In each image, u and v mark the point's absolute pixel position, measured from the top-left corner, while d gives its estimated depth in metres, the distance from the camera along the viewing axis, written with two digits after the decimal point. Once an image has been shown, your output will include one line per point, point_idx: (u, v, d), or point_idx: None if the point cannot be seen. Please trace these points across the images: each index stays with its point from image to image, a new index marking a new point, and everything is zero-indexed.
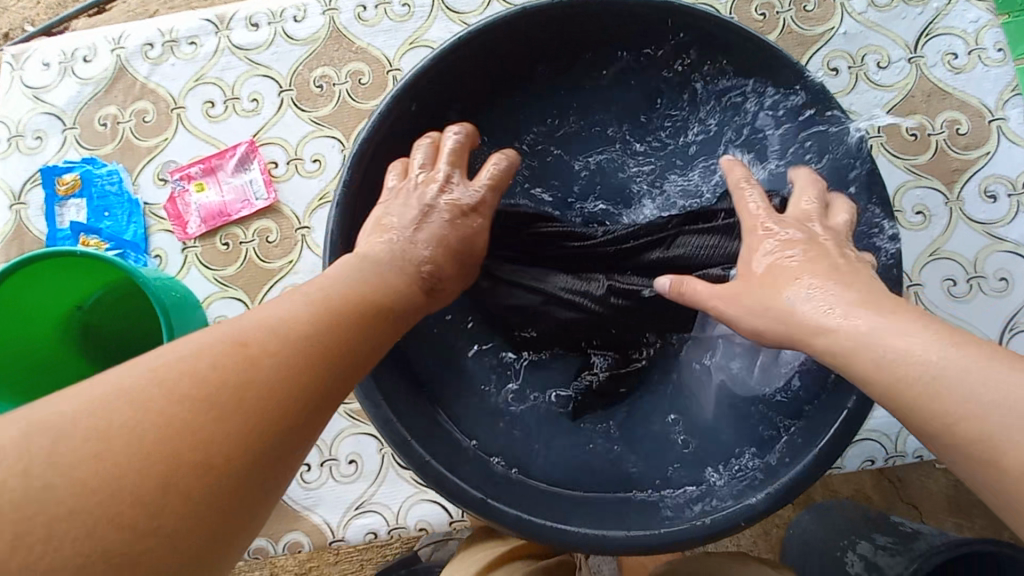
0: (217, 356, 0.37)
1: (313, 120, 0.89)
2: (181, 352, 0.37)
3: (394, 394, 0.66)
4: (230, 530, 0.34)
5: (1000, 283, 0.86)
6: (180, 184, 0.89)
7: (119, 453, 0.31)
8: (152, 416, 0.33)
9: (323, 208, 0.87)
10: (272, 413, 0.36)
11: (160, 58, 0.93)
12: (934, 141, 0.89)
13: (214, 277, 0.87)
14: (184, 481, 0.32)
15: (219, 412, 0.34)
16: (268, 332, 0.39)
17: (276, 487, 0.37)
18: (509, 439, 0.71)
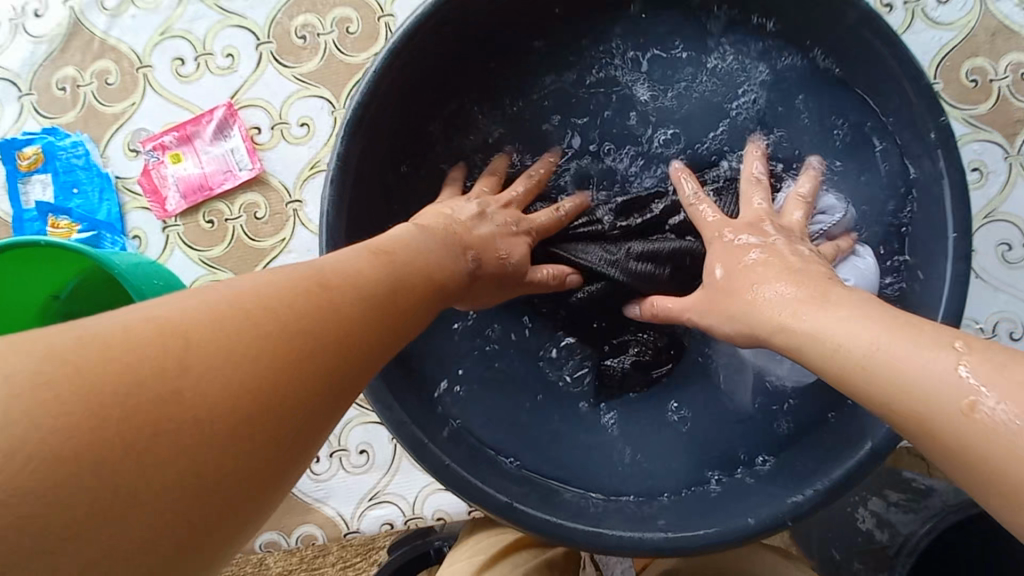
0: (228, 316, 0.30)
1: (298, 77, 0.79)
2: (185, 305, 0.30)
3: (405, 395, 0.60)
4: (233, 521, 0.28)
5: None
6: (154, 155, 0.80)
7: (101, 431, 0.25)
8: (147, 384, 0.27)
9: (315, 177, 0.79)
10: (294, 390, 0.31)
11: (119, 9, 0.82)
12: (996, 88, 0.79)
13: (201, 258, 0.80)
14: (177, 506, 0.26)
15: (233, 381, 0.29)
16: (295, 295, 0.34)
17: (289, 473, 0.31)
18: (530, 435, 0.67)
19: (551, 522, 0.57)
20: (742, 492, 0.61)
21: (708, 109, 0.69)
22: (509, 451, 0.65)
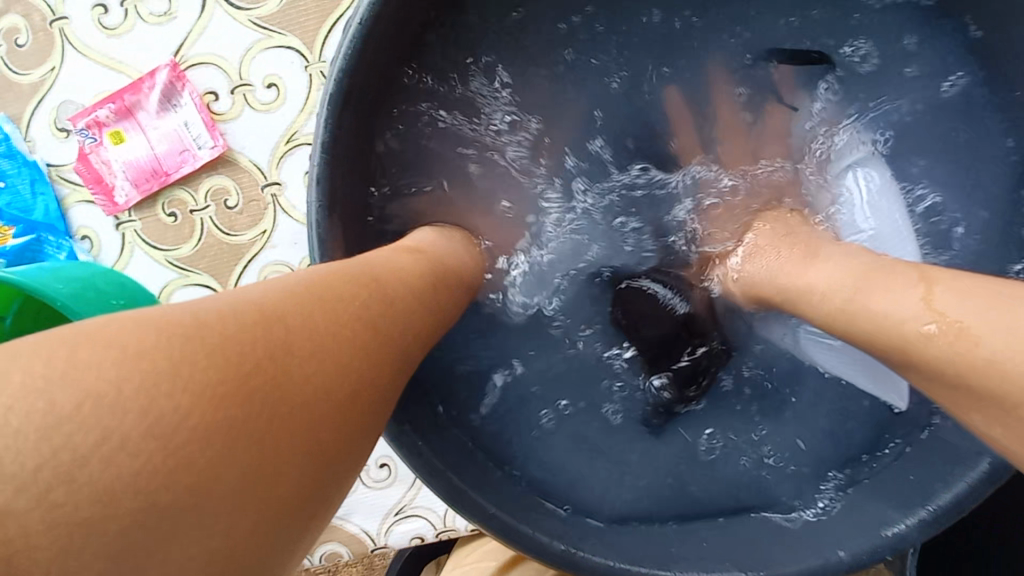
0: (298, 314, 0.31)
1: (256, 22, 0.62)
2: (246, 303, 0.30)
3: (432, 434, 0.49)
4: (299, 537, 0.28)
5: None
6: (89, 134, 0.64)
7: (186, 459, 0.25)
8: (216, 403, 0.26)
9: (293, 153, 0.64)
10: (354, 398, 0.31)
11: None
12: None
13: (168, 259, 0.66)
14: (250, 524, 0.26)
15: (304, 388, 0.29)
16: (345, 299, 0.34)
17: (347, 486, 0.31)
18: (579, 458, 0.55)
19: (619, 566, 0.46)
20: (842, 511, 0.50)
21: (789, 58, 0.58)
22: (556, 475, 0.54)
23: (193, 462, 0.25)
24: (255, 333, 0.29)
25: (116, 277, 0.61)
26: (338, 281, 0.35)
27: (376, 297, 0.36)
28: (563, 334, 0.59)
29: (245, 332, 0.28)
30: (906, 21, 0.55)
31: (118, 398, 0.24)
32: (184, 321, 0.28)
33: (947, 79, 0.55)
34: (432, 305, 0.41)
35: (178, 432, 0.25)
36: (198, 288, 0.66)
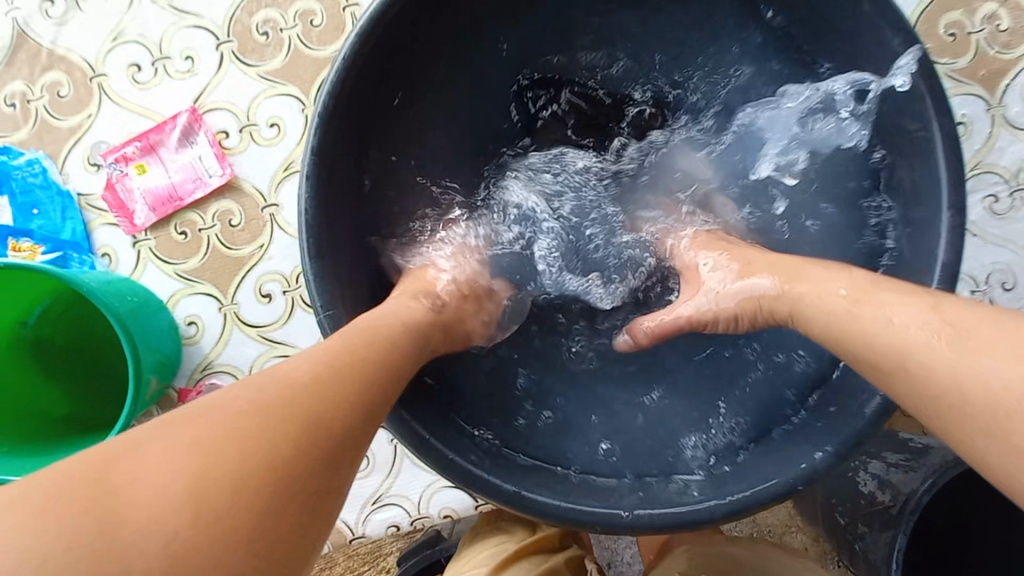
0: (312, 374, 0.39)
1: (263, 76, 0.76)
2: (307, 361, 0.40)
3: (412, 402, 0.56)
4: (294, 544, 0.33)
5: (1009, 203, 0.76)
6: (117, 167, 0.76)
7: (261, 451, 0.34)
8: (274, 419, 0.35)
9: (291, 179, 0.76)
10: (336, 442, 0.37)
11: (66, 17, 0.77)
12: (974, 41, 0.77)
13: (176, 272, 0.76)
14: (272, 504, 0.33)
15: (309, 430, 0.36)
16: (342, 362, 0.41)
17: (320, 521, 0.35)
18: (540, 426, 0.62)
19: (567, 506, 0.52)
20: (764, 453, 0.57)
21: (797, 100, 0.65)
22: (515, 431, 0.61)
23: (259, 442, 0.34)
24: (292, 382, 0.38)
25: (94, 274, 0.68)
26: (351, 352, 0.43)
27: (373, 368, 0.43)
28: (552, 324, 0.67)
29: (273, 376, 0.38)
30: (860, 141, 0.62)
31: (261, 380, 0.38)
32: (286, 372, 0.39)
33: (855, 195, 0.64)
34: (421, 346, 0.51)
35: (264, 428, 0.35)
36: (202, 295, 0.76)
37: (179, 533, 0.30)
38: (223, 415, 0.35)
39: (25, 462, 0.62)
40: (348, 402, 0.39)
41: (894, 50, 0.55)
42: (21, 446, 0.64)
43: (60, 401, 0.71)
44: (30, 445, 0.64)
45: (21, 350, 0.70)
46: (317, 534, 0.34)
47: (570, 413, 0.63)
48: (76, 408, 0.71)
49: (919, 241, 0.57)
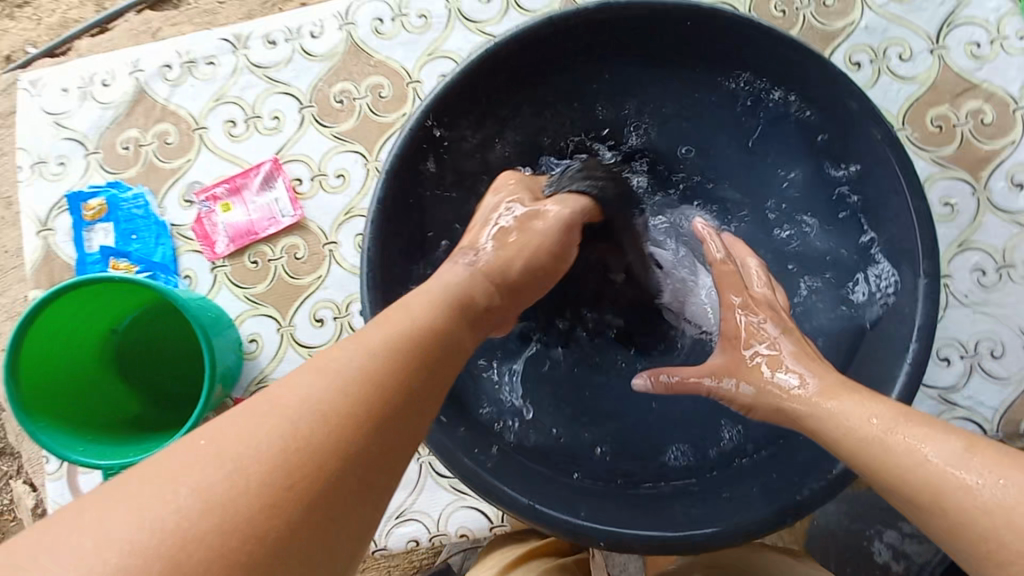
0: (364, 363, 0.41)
1: (336, 135, 0.90)
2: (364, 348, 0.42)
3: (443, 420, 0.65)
4: (324, 529, 0.34)
5: (995, 277, 0.83)
6: (206, 204, 0.90)
7: (303, 438, 0.36)
8: (318, 406, 0.37)
9: (350, 222, 0.88)
10: (374, 433, 0.39)
11: (180, 80, 0.92)
12: (960, 132, 0.86)
13: (245, 295, 0.88)
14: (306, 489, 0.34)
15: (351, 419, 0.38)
16: (393, 352, 0.43)
17: (353, 512, 0.36)
18: (553, 450, 0.72)
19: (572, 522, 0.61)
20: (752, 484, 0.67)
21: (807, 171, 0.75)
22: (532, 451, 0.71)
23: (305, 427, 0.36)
24: (346, 368, 0.40)
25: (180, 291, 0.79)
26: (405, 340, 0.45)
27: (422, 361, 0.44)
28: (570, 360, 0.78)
29: (332, 362, 0.40)
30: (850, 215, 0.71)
31: (320, 365, 0.40)
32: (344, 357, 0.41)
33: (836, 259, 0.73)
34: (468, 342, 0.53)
35: (312, 413, 0.37)
36: (264, 316, 0.87)
37: (222, 503, 0.33)
38: (264, 415, 0.37)
39: (106, 451, 0.72)
40: (392, 392, 0.41)
41: (875, 143, 0.65)
42: (102, 438, 0.74)
43: (133, 402, 0.81)
44: (109, 438, 0.75)
45: (108, 352, 0.81)
46: (350, 523, 0.36)
47: (579, 437, 0.74)
48: (146, 409, 0.82)
49: (897, 307, 0.65)
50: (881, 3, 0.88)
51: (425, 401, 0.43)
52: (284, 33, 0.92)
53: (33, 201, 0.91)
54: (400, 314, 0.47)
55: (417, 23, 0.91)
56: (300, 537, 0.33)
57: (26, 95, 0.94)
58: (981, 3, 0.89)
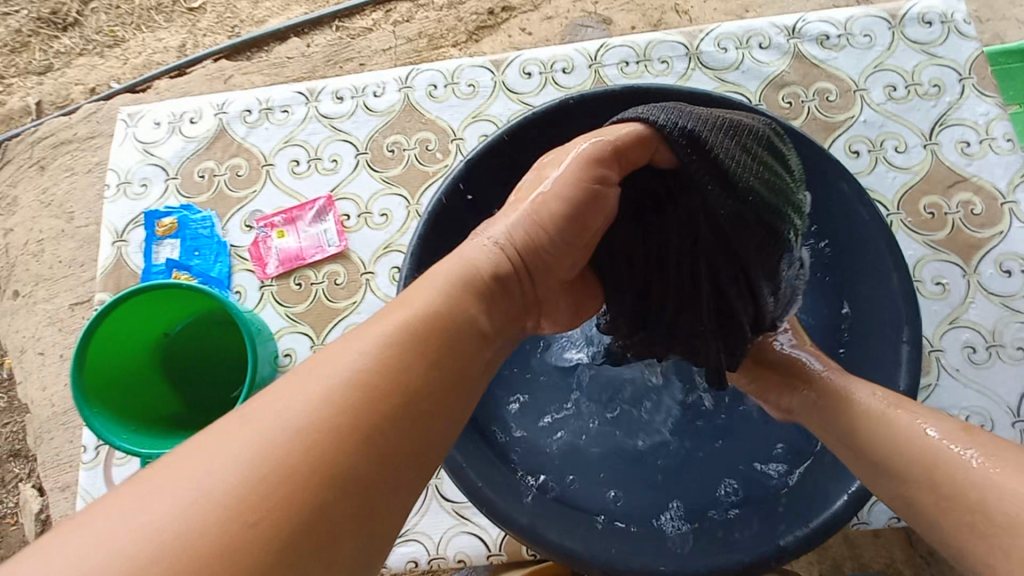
0: (379, 357, 0.48)
1: (384, 180, 1.01)
2: (377, 340, 0.49)
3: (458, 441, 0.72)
4: (352, 506, 0.41)
5: (986, 353, 0.89)
6: (263, 230, 1.01)
7: (333, 425, 0.43)
8: (342, 397, 0.44)
9: (388, 256, 0.98)
10: (395, 421, 0.45)
11: (256, 122, 1.06)
12: (950, 219, 0.94)
13: (286, 313, 0.97)
14: (337, 473, 0.41)
15: (368, 409, 0.44)
16: (403, 349, 0.49)
17: (379, 489, 0.43)
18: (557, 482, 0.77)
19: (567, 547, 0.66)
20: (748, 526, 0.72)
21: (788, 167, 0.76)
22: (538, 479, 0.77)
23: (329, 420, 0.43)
24: (366, 362, 0.47)
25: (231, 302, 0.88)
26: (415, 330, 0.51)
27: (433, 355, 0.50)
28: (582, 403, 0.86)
29: (353, 355, 0.47)
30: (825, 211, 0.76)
31: (342, 360, 0.47)
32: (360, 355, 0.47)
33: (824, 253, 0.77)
34: (485, 343, 0.56)
35: (335, 407, 0.44)
36: (300, 333, 0.95)
37: (270, 478, 0.39)
38: (297, 405, 0.43)
39: (147, 440, 0.79)
40: (404, 385, 0.47)
41: (863, 223, 0.73)
42: (143, 429, 0.81)
43: (173, 401, 0.88)
44: (149, 431, 0.81)
45: (159, 353, 0.89)
46: (370, 501, 0.42)
47: (581, 471, 0.80)
48: (185, 409, 0.88)
49: (885, 371, 0.71)
50: (879, 102, 0.99)
51: (439, 395, 0.49)
52: (350, 91, 1.06)
53: (113, 215, 1.03)
54: (407, 308, 0.53)
55: (466, 91, 1.04)
56: (331, 511, 0.40)
57: (123, 125, 1.08)
58: (971, 107, 0.99)
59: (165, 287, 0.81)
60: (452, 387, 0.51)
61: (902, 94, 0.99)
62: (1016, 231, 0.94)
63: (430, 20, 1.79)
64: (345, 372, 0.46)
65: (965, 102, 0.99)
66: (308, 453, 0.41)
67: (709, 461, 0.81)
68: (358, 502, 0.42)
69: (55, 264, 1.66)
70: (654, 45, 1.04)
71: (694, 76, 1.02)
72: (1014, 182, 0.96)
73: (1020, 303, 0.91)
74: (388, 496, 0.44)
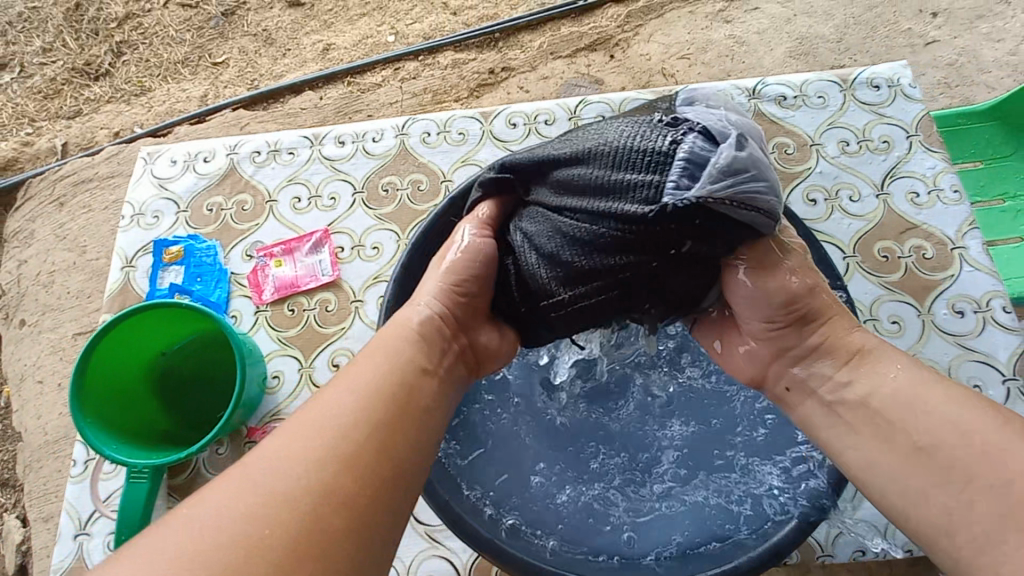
0: (347, 402, 0.62)
1: (378, 216, 1.10)
2: (346, 389, 0.64)
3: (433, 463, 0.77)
4: (332, 508, 0.54)
5: None
6: (262, 259, 1.08)
7: (315, 454, 0.57)
8: (321, 434, 0.59)
9: (377, 286, 1.05)
10: (363, 445, 0.59)
11: (264, 162, 1.16)
12: (904, 263, 1.01)
13: (278, 337, 1.02)
14: (321, 488, 0.55)
15: (338, 440, 0.58)
16: (367, 394, 0.64)
17: (354, 494, 0.56)
18: (530, 506, 0.81)
19: (530, 561, 0.71)
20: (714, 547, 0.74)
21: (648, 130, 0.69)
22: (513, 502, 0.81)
23: (309, 452, 0.57)
24: (339, 405, 0.62)
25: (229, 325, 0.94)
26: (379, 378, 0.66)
27: (390, 393, 0.65)
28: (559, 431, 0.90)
29: (329, 403, 0.62)
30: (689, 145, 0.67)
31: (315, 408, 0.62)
32: (331, 403, 0.62)
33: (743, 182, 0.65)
34: (431, 375, 0.70)
35: (314, 442, 0.58)
36: (290, 357, 1.01)
37: (268, 498, 0.53)
38: (285, 446, 0.58)
39: (134, 452, 0.82)
40: (366, 418, 0.61)
41: None
42: (132, 442, 0.85)
43: (163, 418, 0.92)
44: (136, 444, 0.85)
45: (154, 370, 0.94)
46: (349, 505, 0.55)
47: (555, 498, 0.83)
48: (173, 426, 0.92)
49: None
50: (834, 155, 1.08)
51: (400, 422, 0.63)
52: (351, 136, 1.16)
53: (125, 243, 1.11)
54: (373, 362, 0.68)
55: (457, 138, 1.14)
56: (318, 514, 0.53)
57: (142, 162, 1.18)
58: (919, 161, 1.07)
59: (169, 305, 0.87)
60: (407, 412, 0.64)
61: (854, 148, 1.09)
62: (966, 274, 1.00)
63: (434, 77, 1.94)
64: (321, 418, 0.60)
65: (913, 156, 1.08)
66: (299, 478, 0.55)
67: (680, 489, 0.84)
68: (338, 505, 0.54)
69: (64, 295, 1.74)
70: (628, 102, 1.15)
71: None
72: (962, 229, 1.03)
73: (974, 342, 0.96)
74: (363, 500, 0.56)
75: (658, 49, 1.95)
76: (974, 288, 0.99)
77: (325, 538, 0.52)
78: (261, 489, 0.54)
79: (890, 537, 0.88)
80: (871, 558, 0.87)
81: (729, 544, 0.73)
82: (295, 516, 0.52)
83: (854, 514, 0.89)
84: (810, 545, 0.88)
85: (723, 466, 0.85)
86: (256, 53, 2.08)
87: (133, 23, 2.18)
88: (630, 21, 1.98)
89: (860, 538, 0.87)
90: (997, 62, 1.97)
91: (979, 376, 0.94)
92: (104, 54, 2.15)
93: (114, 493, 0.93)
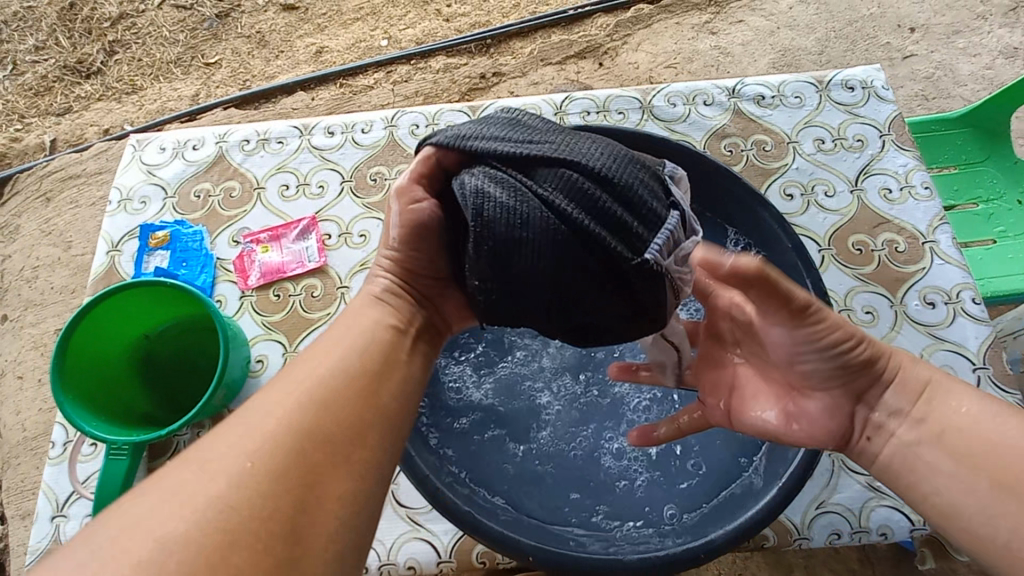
0: (359, 384, 0.61)
1: (365, 205, 1.11)
2: (352, 370, 0.62)
3: (415, 440, 0.78)
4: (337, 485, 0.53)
5: None
6: (249, 245, 1.09)
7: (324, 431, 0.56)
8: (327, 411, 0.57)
9: (362, 272, 1.06)
10: (372, 426, 0.59)
11: (253, 151, 1.17)
12: (877, 256, 1.04)
13: (263, 321, 1.03)
14: (330, 467, 0.54)
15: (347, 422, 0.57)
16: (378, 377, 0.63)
17: (360, 473, 0.55)
18: (512, 485, 0.82)
19: (507, 535, 0.71)
20: (692, 523, 0.76)
21: (648, 177, 0.69)
22: (497, 485, 0.81)
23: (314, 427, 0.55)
24: (348, 386, 0.60)
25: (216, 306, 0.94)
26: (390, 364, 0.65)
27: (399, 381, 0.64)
28: (540, 410, 0.89)
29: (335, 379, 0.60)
30: (665, 206, 0.68)
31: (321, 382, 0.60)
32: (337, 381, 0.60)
33: (684, 264, 0.69)
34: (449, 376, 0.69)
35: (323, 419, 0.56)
36: (274, 341, 1.01)
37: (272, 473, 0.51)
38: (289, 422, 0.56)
39: (111, 428, 0.82)
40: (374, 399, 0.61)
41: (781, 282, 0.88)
42: (112, 420, 0.84)
43: (144, 400, 0.92)
44: (115, 422, 0.84)
45: (138, 351, 0.94)
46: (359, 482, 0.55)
47: (539, 478, 0.83)
48: (151, 410, 0.91)
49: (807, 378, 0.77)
50: (810, 152, 1.12)
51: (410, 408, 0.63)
52: (341, 127, 1.18)
53: (111, 228, 1.11)
54: (375, 342, 0.67)
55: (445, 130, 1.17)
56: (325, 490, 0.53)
57: (131, 149, 1.19)
58: (892, 159, 1.11)
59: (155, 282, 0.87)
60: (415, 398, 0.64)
61: (830, 146, 1.12)
62: (937, 267, 1.03)
63: (426, 81, 1.97)
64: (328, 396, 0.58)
65: (886, 154, 1.12)
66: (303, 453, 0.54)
67: (665, 467, 0.84)
68: (344, 481, 0.54)
69: (47, 291, 1.72)
70: (613, 99, 1.18)
71: (647, 125, 1.15)
72: (933, 224, 1.06)
73: (944, 332, 0.99)
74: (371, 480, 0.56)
75: (646, 58, 2.00)
76: (945, 281, 1.02)
77: (331, 512, 0.52)
78: (258, 461, 0.52)
79: (865, 520, 0.89)
80: (845, 542, 0.88)
81: (706, 521, 0.74)
82: (301, 489, 0.51)
83: (829, 498, 0.91)
84: (786, 527, 0.89)
85: (706, 446, 0.85)
86: (249, 54, 2.10)
87: (126, 22, 2.19)
88: (619, 30, 2.03)
89: (835, 522, 0.89)
90: (974, 76, 2.04)
91: (950, 365, 0.97)
92: (96, 53, 2.16)
93: (93, 475, 0.92)
